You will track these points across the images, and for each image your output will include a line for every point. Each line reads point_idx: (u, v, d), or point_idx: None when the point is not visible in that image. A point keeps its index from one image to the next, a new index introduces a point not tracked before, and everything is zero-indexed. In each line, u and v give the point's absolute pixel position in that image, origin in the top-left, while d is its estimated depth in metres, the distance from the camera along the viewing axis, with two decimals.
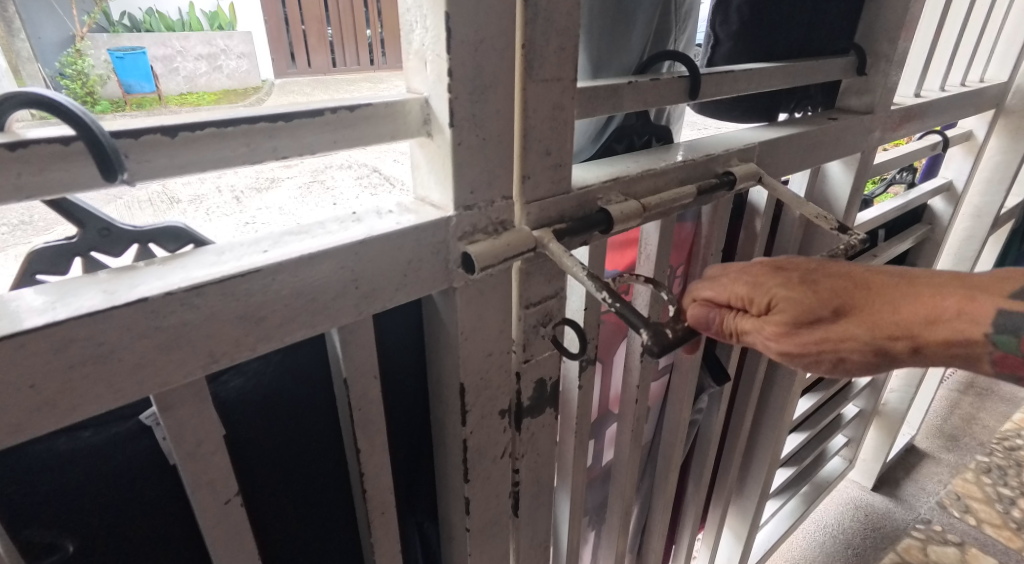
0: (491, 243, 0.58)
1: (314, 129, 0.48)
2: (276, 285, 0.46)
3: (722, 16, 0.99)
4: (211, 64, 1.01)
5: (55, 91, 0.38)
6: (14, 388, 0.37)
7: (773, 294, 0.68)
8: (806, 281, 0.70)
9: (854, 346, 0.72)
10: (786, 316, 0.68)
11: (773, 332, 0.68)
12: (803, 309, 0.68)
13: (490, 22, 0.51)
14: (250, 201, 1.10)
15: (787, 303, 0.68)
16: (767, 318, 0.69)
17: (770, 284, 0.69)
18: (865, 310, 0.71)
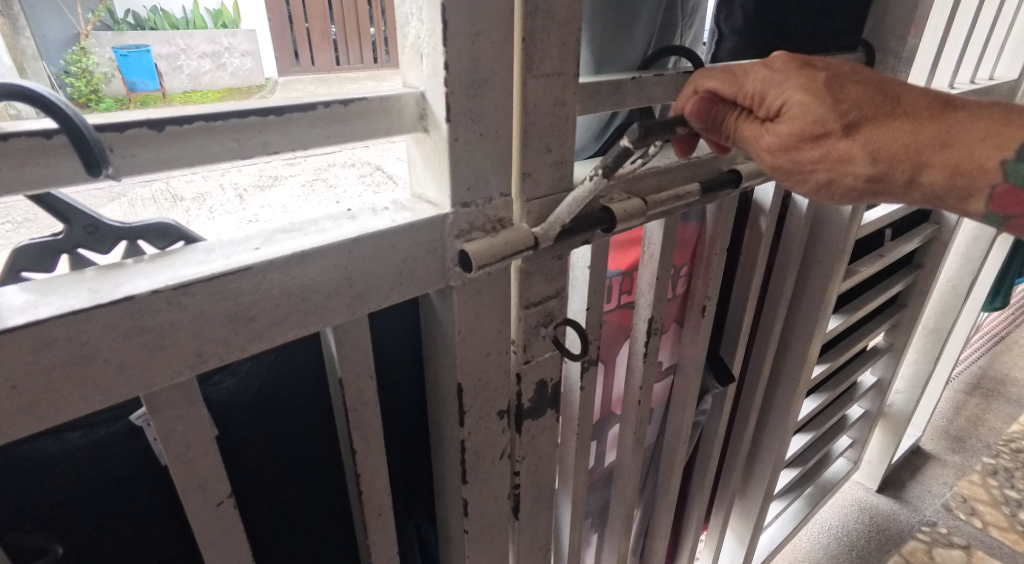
0: (489, 241, 0.56)
1: (306, 123, 0.46)
2: (266, 284, 0.45)
3: (726, 11, 0.95)
4: (217, 62, 0.95)
5: (34, 83, 0.36)
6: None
7: (787, 95, 0.63)
8: (829, 84, 0.64)
9: (853, 181, 0.66)
10: (790, 127, 0.64)
11: (771, 143, 0.66)
12: (811, 119, 0.63)
13: (488, 15, 0.49)
14: (252, 200, 1.12)
15: (799, 110, 0.63)
16: (770, 126, 0.66)
17: (787, 81, 0.63)
18: (875, 126, 0.65)
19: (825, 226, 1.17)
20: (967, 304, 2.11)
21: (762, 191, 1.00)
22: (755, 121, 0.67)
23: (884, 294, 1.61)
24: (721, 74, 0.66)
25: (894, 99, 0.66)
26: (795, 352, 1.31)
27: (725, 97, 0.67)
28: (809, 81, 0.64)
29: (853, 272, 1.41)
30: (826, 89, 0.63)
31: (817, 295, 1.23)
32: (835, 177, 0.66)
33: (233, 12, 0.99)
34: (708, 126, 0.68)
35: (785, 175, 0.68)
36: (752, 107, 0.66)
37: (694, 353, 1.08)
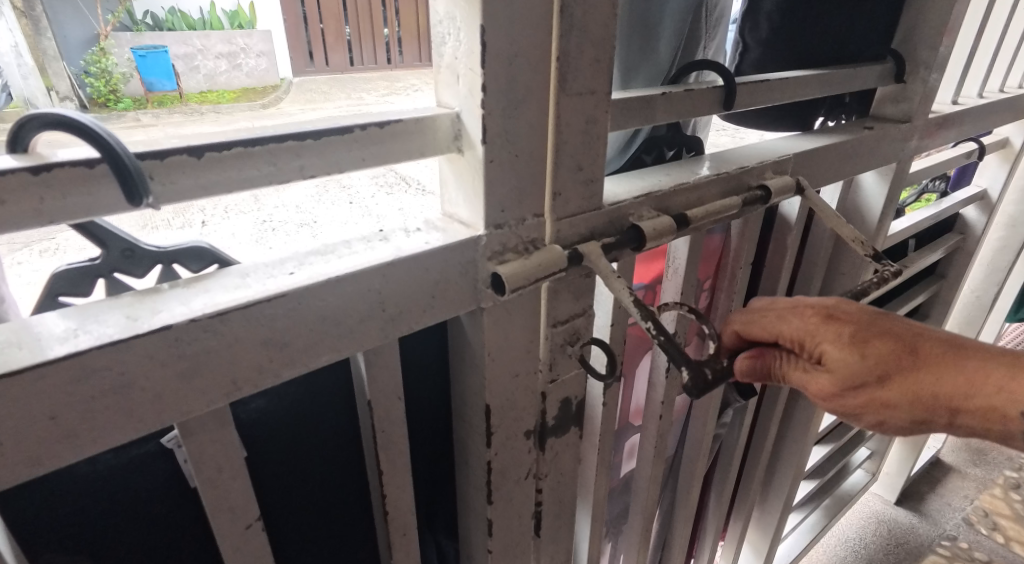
0: (522, 263, 0.55)
1: (341, 146, 0.46)
2: (300, 309, 0.44)
3: (752, 23, 0.95)
4: (232, 62, 1.04)
5: (77, 112, 0.36)
6: (33, 420, 0.35)
7: (824, 349, 0.66)
8: (858, 339, 0.66)
9: (897, 420, 0.70)
10: (832, 381, 0.66)
11: (818, 390, 0.68)
12: (847, 375, 0.66)
13: (524, 34, 0.49)
14: (266, 200, 1.18)
15: (836, 366, 0.66)
16: (813, 374, 0.67)
17: (822, 336, 0.67)
18: (904, 380, 0.67)
19: None
20: (991, 314, 2.07)
21: (789, 204, 0.98)
22: (801, 365, 0.69)
23: (907, 306, 1.59)
24: (750, 320, 0.69)
25: (915, 351, 0.68)
26: None
27: (771, 341, 0.70)
28: (837, 334, 0.67)
29: None
30: (854, 345, 0.66)
31: None
32: (882, 418, 0.70)
33: (246, 13, 1.07)
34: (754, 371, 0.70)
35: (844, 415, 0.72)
36: (794, 349, 0.69)
37: None
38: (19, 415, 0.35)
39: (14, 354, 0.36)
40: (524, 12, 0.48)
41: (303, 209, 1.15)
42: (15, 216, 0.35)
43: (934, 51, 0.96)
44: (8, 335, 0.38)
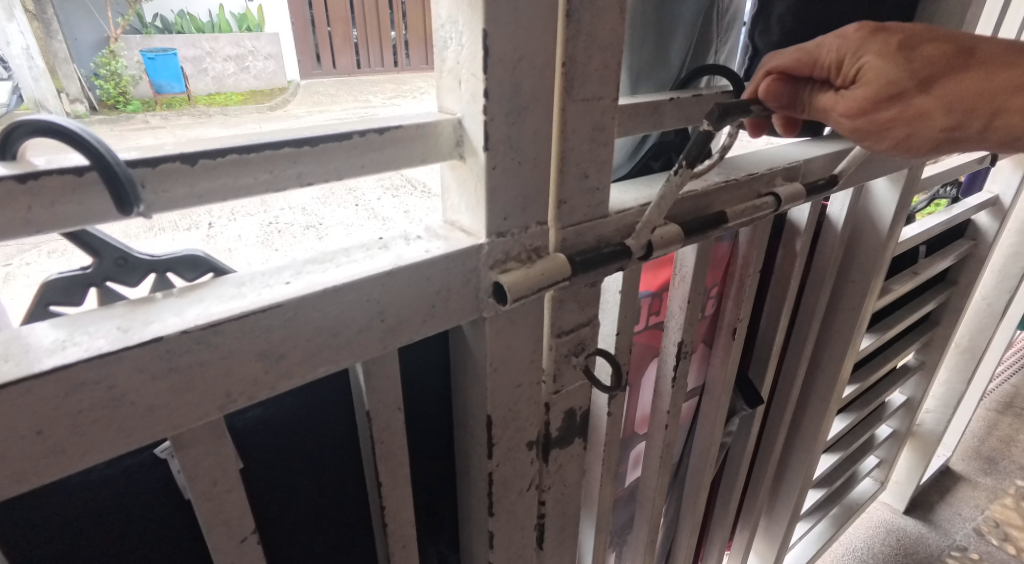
0: (525, 272, 0.54)
1: (340, 153, 0.45)
2: (297, 320, 0.43)
3: (764, 26, 0.91)
4: (240, 64, 1.04)
5: (65, 117, 0.35)
6: (19, 435, 0.34)
7: (864, 61, 0.63)
8: (904, 46, 0.63)
9: (932, 133, 0.65)
10: (866, 91, 0.64)
11: (848, 108, 0.66)
12: (886, 83, 0.63)
13: (528, 38, 0.47)
14: (273, 201, 1.20)
15: (873, 75, 0.63)
16: (845, 93, 0.66)
17: (864, 47, 0.64)
18: (932, 44, 0.64)
19: (860, 245, 1.14)
20: (1003, 322, 2.04)
21: (799, 211, 0.97)
22: (831, 89, 0.68)
23: (917, 313, 1.56)
24: (784, 50, 0.68)
25: (969, 51, 0.64)
26: (826, 372, 1.27)
27: (804, 74, 0.68)
28: (883, 45, 0.63)
29: (887, 290, 1.36)
30: (900, 51, 0.63)
31: (850, 315, 1.19)
32: (913, 135, 0.66)
33: (255, 16, 1.09)
34: (781, 104, 0.69)
35: (864, 141, 0.69)
36: (827, 76, 0.67)
37: (724, 376, 1.05)
38: (5, 430, 0.34)
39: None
40: (529, 16, 0.47)
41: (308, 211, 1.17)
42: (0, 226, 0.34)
43: None
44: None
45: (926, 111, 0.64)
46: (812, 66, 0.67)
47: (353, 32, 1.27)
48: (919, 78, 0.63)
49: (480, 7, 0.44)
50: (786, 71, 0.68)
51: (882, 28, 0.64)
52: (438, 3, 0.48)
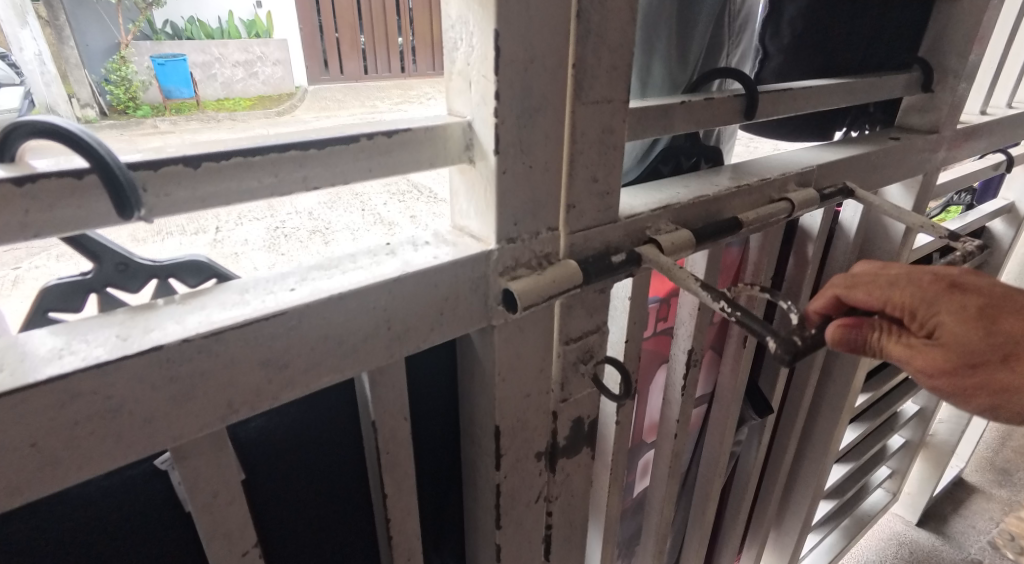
0: (535, 278, 0.53)
1: (347, 156, 0.44)
2: (301, 328, 0.42)
3: (773, 29, 0.92)
4: (247, 70, 1.17)
5: (66, 119, 0.34)
6: (12, 447, 0.33)
7: (941, 318, 0.62)
8: (983, 313, 0.63)
9: (1013, 390, 0.65)
10: (944, 357, 0.62)
11: (928, 363, 0.62)
12: (963, 355, 0.62)
13: (540, 39, 0.46)
14: (280, 206, 1.20)
15: (953, 340, 0.62)
16: (923, 347, 0.63)
17: (938, 302, 0.63)
18: (1012, 316, 0.63)
19: (873, 252, 1.12)
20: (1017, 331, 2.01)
21: (810, 216, 0.95)
22: (900, 337, 0.64)
23: None
24: (852, 282, 0.66)
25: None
26: (838, 382, 1.25)
27: (865, 309, 0.66)
28: (960, 305, 0.63)
29: None
30: (980, 320, 0.62)
31: None
32: (994, 399, 0.66)
33: (264, 23, 1.19)
34: (849, 346, 0.64)
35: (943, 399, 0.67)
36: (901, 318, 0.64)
37: (733, 384, 1.03)
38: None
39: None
40: (540, 16, 0.45)
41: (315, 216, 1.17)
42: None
43: (964, 60, 0.92)
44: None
45: (1004, 366, 0.64)
46: (869, 328, 0.64)
47: (360, 37, 1.33)
48: (1001, 352, 0.63)
49: (490, 6, 0.43)
50: (855, 300, 0.65)
51: (952, 281, 0.64)
52: (447, 4, 0.47)
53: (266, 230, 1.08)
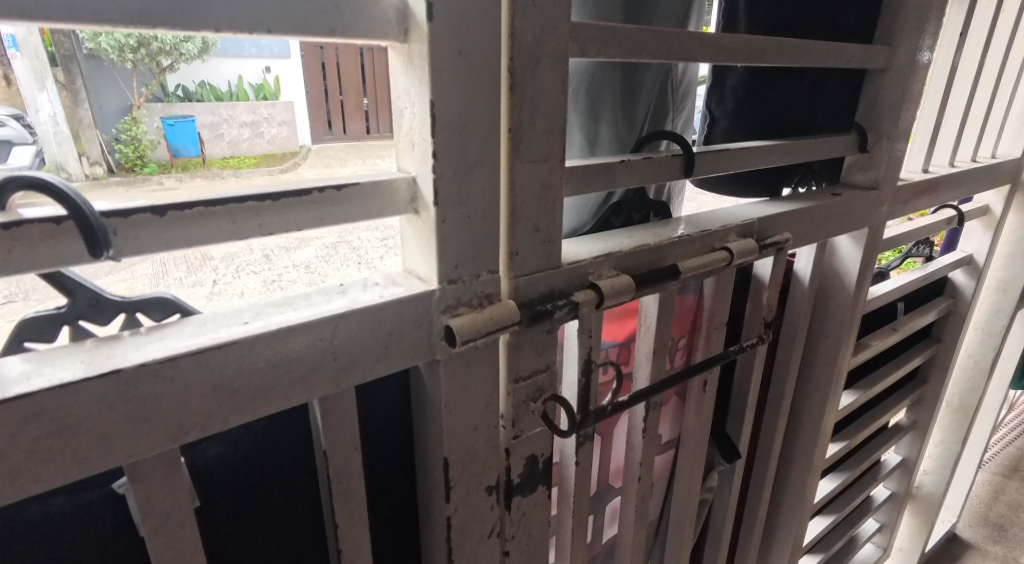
0: (474, 316, 0.58)
1: (300, 206, 0.49)
2: (251, 357, 0.47)
3: (719, 97, 1.03)
4: (256, 130, 0.96)
5: (51, 175, 0.40)
6: None
7: None
8: None
9: None
10: None
11: None
12: None
13: (474, 107, 0.53)
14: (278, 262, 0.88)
15: None
16: None
17: None
18: None
19: (830, 300, 1.17)
20: (994, 381, 2.01)
21: (761, 265, 0.98)
22: None
23: (902, 369, 1.57)
24: None
25: None
26: (807, 429, 1.26)
27: None
28: None
29: (865, 346, 1.37)
30: None
31: (826, 371, 1.20)
32: None
33: (273, 86, 0.99)
34: None
35: None
36: None
37: (699, 428, 1.05)
38: None
39: None
40: (473, 88, 0.52)
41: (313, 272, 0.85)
42: None
43: (894, 122, 1.00)
44: None
45: None
46: None
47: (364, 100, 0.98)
48: None
49: (427, 82, 0.50)
50: None
51: None
52: (395, 78, 0.54)
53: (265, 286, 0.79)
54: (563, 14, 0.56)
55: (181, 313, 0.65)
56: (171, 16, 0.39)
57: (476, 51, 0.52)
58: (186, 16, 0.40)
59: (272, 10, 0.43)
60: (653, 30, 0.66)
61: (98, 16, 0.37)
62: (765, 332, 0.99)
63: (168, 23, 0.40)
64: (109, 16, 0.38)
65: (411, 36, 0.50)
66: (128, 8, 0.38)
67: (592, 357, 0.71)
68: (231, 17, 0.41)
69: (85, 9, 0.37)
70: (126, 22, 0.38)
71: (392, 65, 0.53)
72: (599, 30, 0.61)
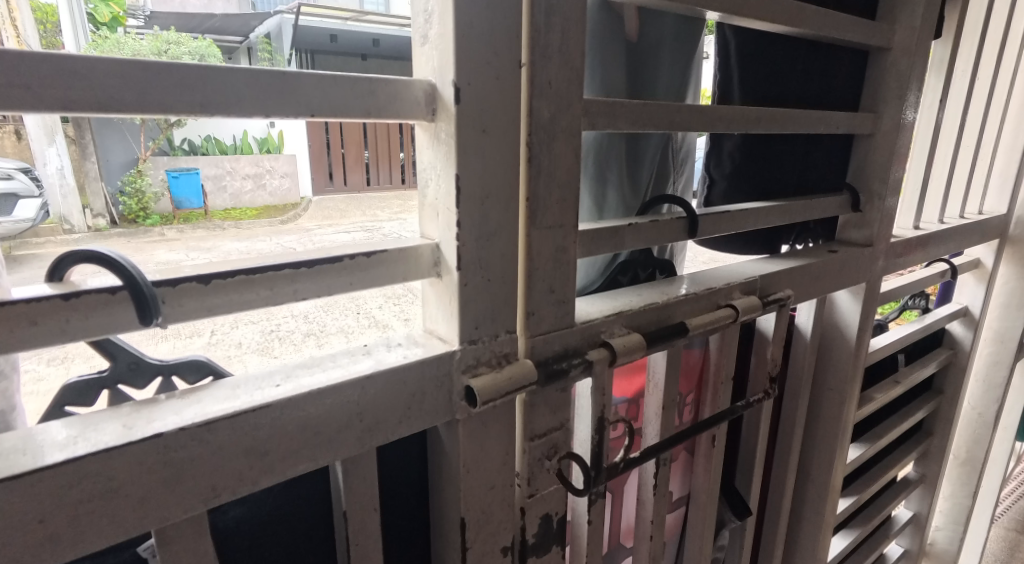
0: (494, 376, 0.60)
1: (332, 273, 0.52)
2: (283, 420, 0.49)
3: (716, 160, 1.07)
4: (252, 180, 1.79)
5: (108, 248, 0.43)
6: (24, 523, 0.40)
7: None
8: None
9: None
10: None
11: None
12: None
13: (495, 179, 0.57)
14: (276, 315, 1.45)
15: None
16: None
17: None
18: None
19: (832, 353, 1.19)
20: (998, 432, 2.00)
21: (764, 320, 1.01)
22: None
23: (907, 421, 1.57)
24: None
25: None
26: (816, 483, 1.25)
27: None
28: None
29: (868, 398, 1.38)
30: None
31: (832, 425, 1.21)
32: None
33: (270, 141, 1.79)
34: None
35: None
36: None
37: (708, 484, 1.05)
38: (15, 516, 0.39)
39: (18, 458, 0.40)
40: (494, 163, 0.56)
41: (309, 318, 1.42)
42: (41, 334, 0.41)
43: (884, 183, 1.05)
44: (17, 440, 0.42)
45: None
46: None
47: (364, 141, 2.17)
48: None
49: (453, 156, 0.54)
50: None
51: None
52: (421, 152, 0.58)
53: (261, 333, 1.36)
54: (575, 94, 0.61)
55: (210, 375, 0.71)
56: (226, 104, 0.43)
57: (499, 128, 0.56)
58: (239, 104, 0.44)
59: (315, 96, 0.47)
60: (657, 104, 0.70)
61: (163, 106, 0.41)
62: (771, 387, 1.01)
63: (223, 109, 0.43)
64: (173, 106, 0.41)
65: (437, 116, 0.54)
66: (190, 98, 0.42)
67: (605, 414, 0.73)
68: (278, 104, 0.45)
69: (153, 100, 0.40)
70: (188, 110, 0.42)
71: (419, 140, 0.57)
72: (609, 105, 0.65)
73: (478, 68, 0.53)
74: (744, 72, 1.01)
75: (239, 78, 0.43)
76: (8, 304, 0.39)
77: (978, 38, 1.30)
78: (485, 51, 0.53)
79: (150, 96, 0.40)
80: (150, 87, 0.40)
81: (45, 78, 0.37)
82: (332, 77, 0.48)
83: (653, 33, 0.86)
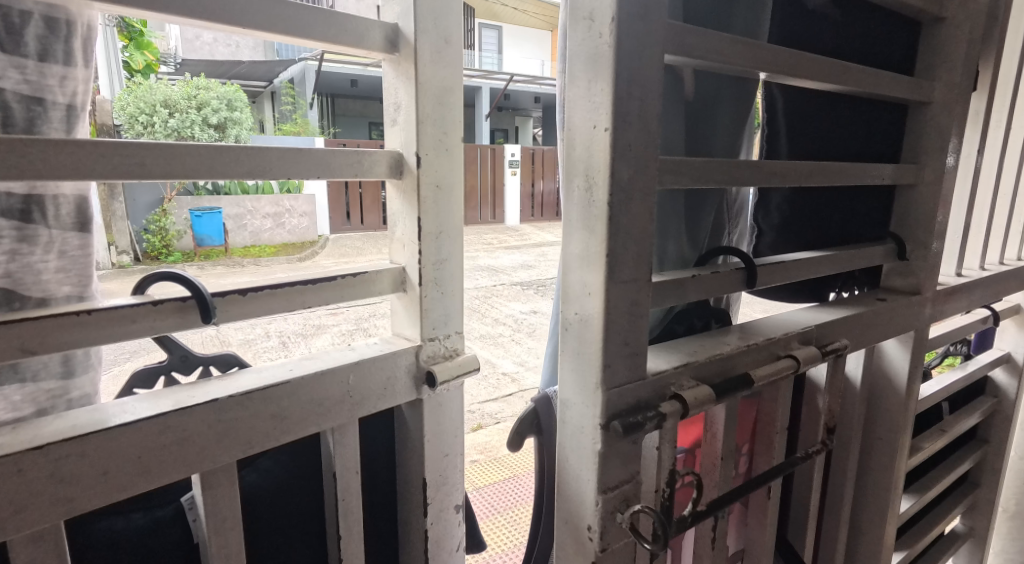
0: (447, 365, 0.80)
1: (332, 288, 0.71)
2: (299, 394, 0.65)
3: (764, 212, 1.11)
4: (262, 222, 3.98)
5: (181, 270, 0.62)
6: (124, 458, 0.54)
7: None
8: None
9: None
10: None
11: None
12: None
13: (447, 221, 0.79)
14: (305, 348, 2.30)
15: None
16: None
17: None
18: None
19: (881, 403, 1.18)
20: None
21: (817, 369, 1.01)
22: None
23: (954, 473, 1.53)
24: None
25: None
26: (869, 536, 1.22)
27: None
28: None
29: (915, 447, 1.36)
30: None
31: (884, 477, 1.19)
32: None
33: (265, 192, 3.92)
34: None
35: None
36: None
37: (763, 538, 1.03)
38: (116, 454, 0.54)
39: (112, 416, 0.55)
40: (445, 210, 0.79)
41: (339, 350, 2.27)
42: (138, 328, 0.58)
43: (930, 232, 1.06)
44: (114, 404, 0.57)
45: None
46: None
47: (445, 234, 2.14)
48: None
49: (417, 204, 0.76)
50: None
51: None
52: (392, 202, 0.80)
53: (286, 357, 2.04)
54: (651, 154, 0.63)
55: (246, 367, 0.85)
56: (264, 174, 0.63)
57: None
58: (271, 172, 0.63)
59: (323, 161, 0.66)
60: (718, 160, 0.73)
61: (221, 173, 0.60)
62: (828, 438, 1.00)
63: (262, 177, 0.63)
64: (230, 171, 0.61)
65: (403, 175, 0.77)
66: (242, 167, 0.61)
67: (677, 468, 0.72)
68: (301, 169, 0.65)
69: (218, 171, 0.60)
70: (238, 175, 0.61)
71: (390, 192, 0.80)
72: (676, 164, 0.68)
73: (433, 142, 0.76)
74: (790, 126, 1.07)
75: (273, 153, 0.63)
76: (117, 307, 0.56)
77: (1009, 91, 1.33)
78: (437, 134, 0.76)
79: (215, 167, 0.59)
80: (213, 161, 0.59)
81: (156, 154, 0.55)
82: (330, 150, 0.67)
83: (710, 90, 0.91)
